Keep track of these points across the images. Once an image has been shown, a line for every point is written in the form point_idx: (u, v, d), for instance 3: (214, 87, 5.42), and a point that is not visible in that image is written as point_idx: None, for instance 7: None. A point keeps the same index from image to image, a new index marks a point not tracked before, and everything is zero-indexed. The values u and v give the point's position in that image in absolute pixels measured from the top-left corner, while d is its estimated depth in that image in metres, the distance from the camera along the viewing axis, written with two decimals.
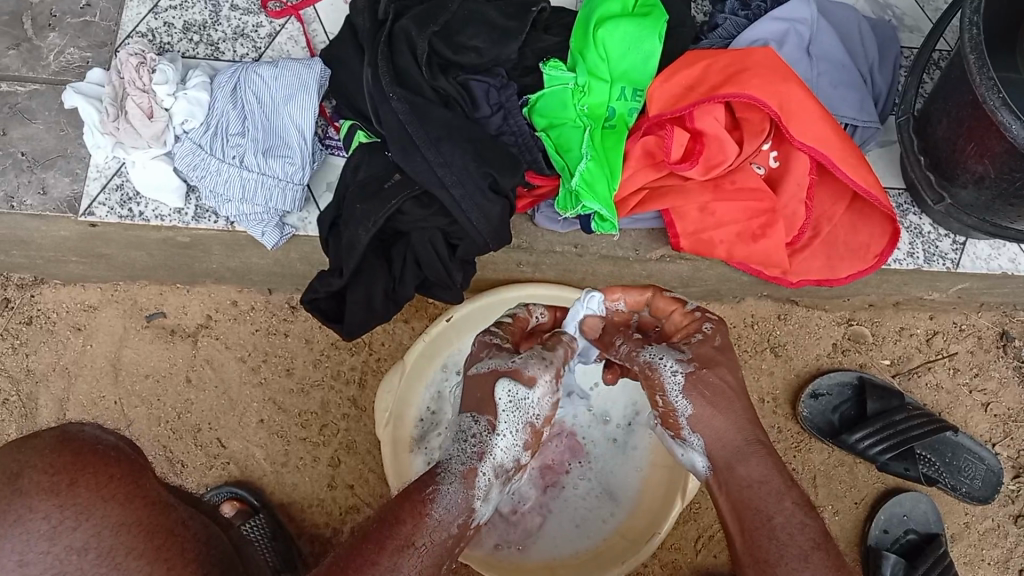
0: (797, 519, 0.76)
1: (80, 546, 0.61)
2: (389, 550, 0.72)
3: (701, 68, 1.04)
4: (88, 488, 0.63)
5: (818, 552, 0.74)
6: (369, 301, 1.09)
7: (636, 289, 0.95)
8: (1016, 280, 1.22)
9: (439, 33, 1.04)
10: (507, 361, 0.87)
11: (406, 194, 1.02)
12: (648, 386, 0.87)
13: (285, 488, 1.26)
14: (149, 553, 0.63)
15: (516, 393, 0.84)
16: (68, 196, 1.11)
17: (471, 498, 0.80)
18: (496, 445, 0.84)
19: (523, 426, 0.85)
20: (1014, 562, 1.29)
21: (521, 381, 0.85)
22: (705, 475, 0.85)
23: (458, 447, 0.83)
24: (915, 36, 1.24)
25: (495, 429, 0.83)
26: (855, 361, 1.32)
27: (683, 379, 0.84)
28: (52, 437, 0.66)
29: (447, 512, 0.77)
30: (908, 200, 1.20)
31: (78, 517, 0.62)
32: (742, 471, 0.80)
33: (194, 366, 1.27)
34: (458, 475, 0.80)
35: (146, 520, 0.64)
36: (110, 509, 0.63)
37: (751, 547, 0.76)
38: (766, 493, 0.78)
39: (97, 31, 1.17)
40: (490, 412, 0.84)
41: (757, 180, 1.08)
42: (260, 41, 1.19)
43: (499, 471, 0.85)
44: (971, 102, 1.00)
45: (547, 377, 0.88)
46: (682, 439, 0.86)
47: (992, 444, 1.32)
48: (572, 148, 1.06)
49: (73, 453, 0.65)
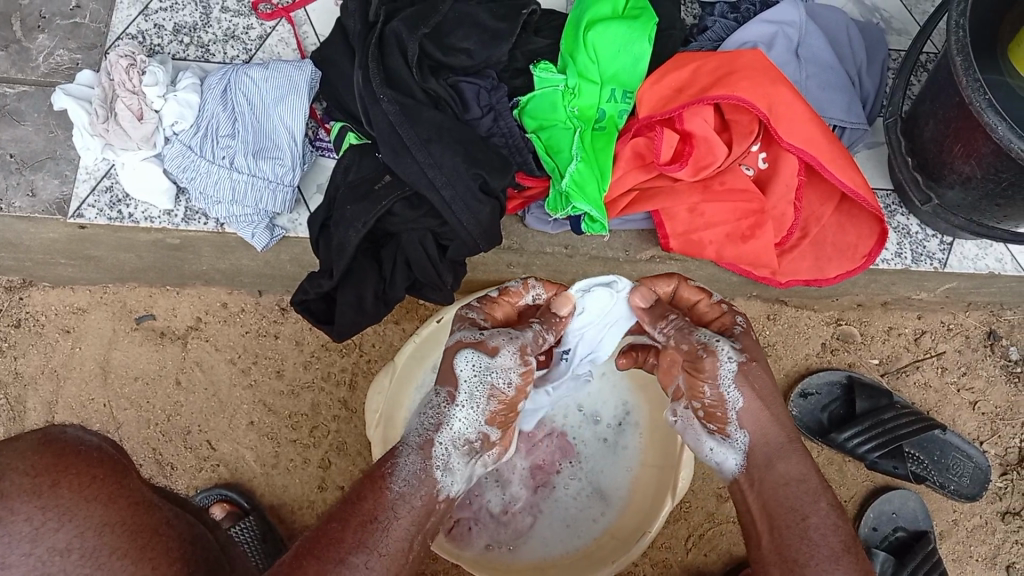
0: (831, 519, 0.77)
1: (63, 547, 0.61)
2: (354, 526, 0.73)
3: (690, 70, 1.05)
4: (71, 489, 0.63)
5: (848, 555, 0.74)
6: (360, 302, 1.08)
7: (663, 277, 0.97)
8: (1003, 280, 1.24)
9: (430, 35, 1.04)
10: (474, 334, 0.88)
11: (397, 195, 1.02)
12: (695, 364, 0.87)
13: (275, 490, 1.25)
14: (133, 552, 0.63)
15: (478, 362, 0.85)
16: (57, 198, 1.11)
17: (432, 468, 0.81)
18: (454, 416, 0.84)
19: (484, 397, 0.85)
20: (1002, 558, 1.30)
21: (484, 352, 0.86)
22: (735, 474, 0.85)
23: (420, 419, 0.85)
24: (903, 38, 1.25)
25: (453, 399, 0.84)
26: (844, 361, 1.33)
27: (737, 368, 0.86)
28: (33, 439, 0.66)
29: (406, 484, 0.79)
30: (896, 201, 1.21)
31: (61, 518, 0.62)
32: (782, 468, 0.81)
33: (183, 369, 1.27)
34: (415, 447, 0.82)
35: (130, 520, 0.65)
36: (92, 510, 0.63)
37: (779, 546, 0.76)
38: (802, 492, 0.79)
39: (87, 33, 1.17)
40: (449, 383, 0.85)
41: (746, 181, 1.08)
42: (251, 43, 1.18)
43: (460, 444, 0.84)
44: (957, 103, 1.01)
45: (510, 349, 0.87)
46: (725, 436, 0.86)
47: (979, 442, 1.33)
48: (562, 150, 1.06)
49: (55, 454, 0.65)
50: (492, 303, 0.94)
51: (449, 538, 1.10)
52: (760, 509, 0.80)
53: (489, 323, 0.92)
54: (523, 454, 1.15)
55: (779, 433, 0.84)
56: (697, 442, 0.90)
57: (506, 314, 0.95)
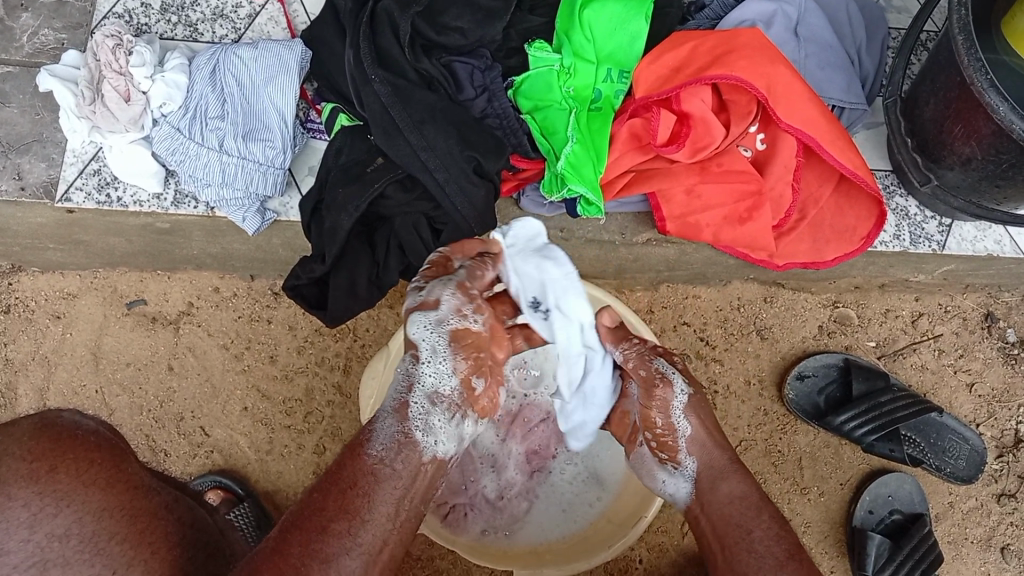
0: (774, 531, 0.80)
1: (61, 533, 0.60)
2: (334, 496, 0.75)
3: (688, 50, 1.03)
4: (70, 475, 0.62)
5: (792, 562, 0.77)
6: (352, 285, 1.07)
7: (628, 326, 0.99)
8: (1001, 262, 1.23)
9: (422, 13, 1.01)
10: (417, 297, 0.86)
11: (389, 177, 1.01)
12: (648, 391, 0.90)
13: (270, 475, 1.25)
14: (132, 537, 0.63)
15: (431, 320, 0.84)
16: (44, 182, 1.09)
17: (410, 430, 0.81)
18: (423, 372, 0.83)
19: (449, 351, 0.84)
20: (996, 540, 1.30)
21: (429, 309, 0.84)
22: (688, 502, 0.88)
23: (392, 388, 0.85)
24: (903, 16, 1.23)
25: (416, 358, 0.84)
26: (841, 343, 1.32)
27: (687, 402, 0.90)
28: (29, 425, 0.65)
29: (384, 447, 0.80)
30: (894, 182, 1.19)
31: (59, 503, 0.61)
32: (725, 488, 0.85)
33: (176, 354, 1.26)
34: (391, 411, 0.82)
35: (128, 505, 0.65)
36: (90, 496, 0.63)
37: (731, 563, 0.80)
38: (745, 508, 0.83)
39: (72, 12, 1.14)
40: (409, 346, 0.85)
41: (744, 162, 1.07)
42: (239, 22, 1.16)
43: (438, 400, 0.84)
44: (959, 83, 1.00)
45: (451, 296, 0.85)
46: (676, 465, 0.89)
47: (976, 424, 1.33)
48: (557, 130, 1.05)
49: (52, 438, 0.64)
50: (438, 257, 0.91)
51: (444, 524, 1.12)
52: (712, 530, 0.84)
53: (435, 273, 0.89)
54: (518, 439, 1.14)
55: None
56: (645, 468, 0.92)
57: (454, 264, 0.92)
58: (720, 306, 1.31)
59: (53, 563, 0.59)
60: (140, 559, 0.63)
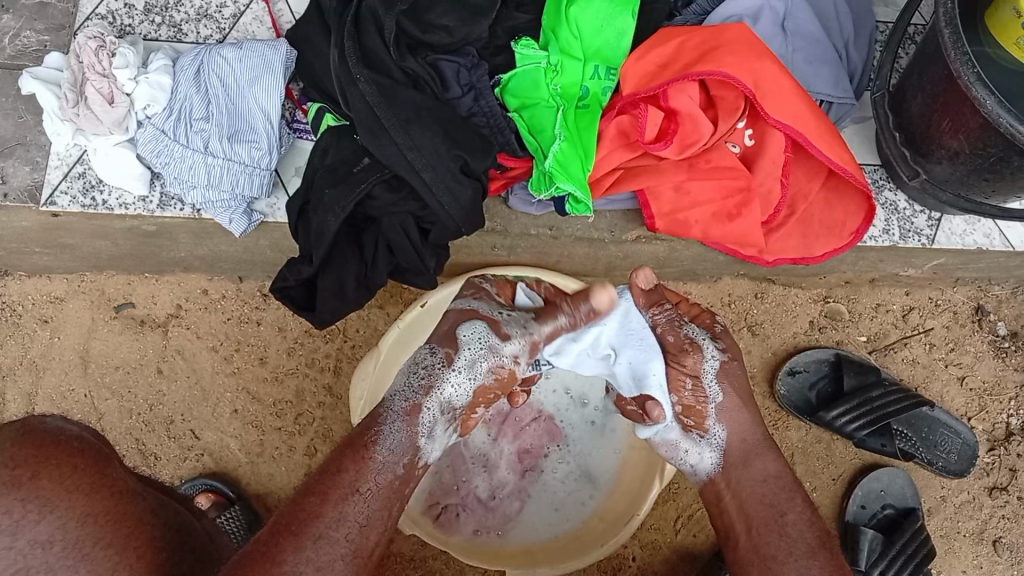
0: (806, 515, 0.83)
1: (45, 539, 0.59)
2: (334, 499, 0.75)
3: (674, 47, 1.03)
4: (52, 480, 0.61)
5: (822, 551, 0.80)
6: (340, 287, 1.06)
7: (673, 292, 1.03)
8: (991, 255, 1.23)
9: (407, 12, 1.01)
10: (490, 309, 0.91)
11: (377, 177, 1.00)
12: (677, 355, 0.93)
13: (261, 478, 1.24)
14: (118, 542, 0.63)
15: (487, 339, 0.88)
16: (28, 185, 1.08)
17: (415, 436, 0.84)
18: (448, 380, 0.86)
19: (483, 372, 0.87)
20: (989, 533, 1.30)
21: (494, 331, 0.88)
22: (710, 471, 0.91)
23: (409, 380, 0.85)
24: (890, 10, 1.23)
25: (451, 364, 0.86)
26: (832, 339, 1.32)
27: (718, 364, 0.93)
28: (13, 430, 0.64)
29: (390, 452, 0.81)
30: (883, 176, 1.19)
31: (42, 510, 0.60)
32: (760, 465, 0.88)
33: (164, 357, 1.25)
34: (401, 413, 0.83)
35: (113, 510, 0.64)
36: (74, 501, 0.62)
37: (756, 543, 0.82)
38: (778, 489, 0.85)
39: (55, 14, 1.13)
40: (450, 347, 0.86)
41: (732, 158, 1.07)
42: (224, 22, 1.15)
43: (446, 409, 0.87)
44: (945, 77, 1.00)
45: (521, 339, 0.90)
46: (703, 433, 0.91)
47: (967, 418, 1.33)
48: (544, 129, 1.04)
49: (34, 445, 0.62)
50: (504, 281, 0.97)
51: (437, 524, 1.10)
52: (737, 509, 0.86)
53: (502, 299, 0.95)
54: (509, 439, 1.14)
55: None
56: (670, 446, 0.93)
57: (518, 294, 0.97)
58: (709, 302, 1.31)
59: (37, 569, 0.59)
60: (126, 563, 0.63)
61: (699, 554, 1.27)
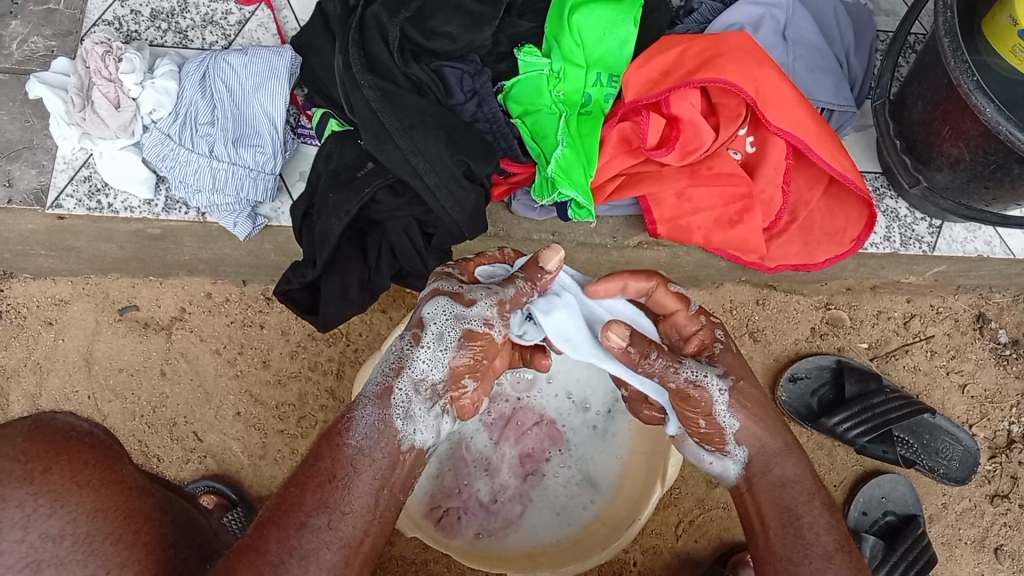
0: (824, 520, 0.79)
1: (55, 534, 0.59)
2: (313, 488, 0.74)
3: (676, 54, 1.04)
4: (63, 475, 0.61)
5: (841, 553, 0.77)
6: (344, 291, 1.07)
7: (642, 276, 0.91)
8: (992, 263, 1.23)
9: (411, 19, 1.01)
10: (452, 285, 0.85)
11: (380, 182, 1.01)
12: (686, 402, 0.84)
13: (263, 481, 1.24)
14: (127, 537, 0.63)
15: (453, 310, 0.82)
16: (35, 188, 1.09)
17: (390, 419, 0.79)
18: (417, 357, 0.81)
19: (454, 343, 0.82)
20: (991, 540, 1.30)
21: (458, 301, 0.83)
22: (734, 482, 0.86)
23: (381, 370, 0.83)
24: (891, 19, 1.24)
25: (418, 340, 0.82)
26: (833, 345, 1.33)
27: (728, 397, 0.84)
28: (24, 425, 0.63)
29: (364, 437, 0.78)
30: (884, 183, 1.20)
31: (53, 504, 0.59)
32: (779, 471, 0.83)
33: (168, 360, 1.25)
34: (373, 398, 0.80)
35: (123, 506, 0.64)
36: (84, 496, 0.62)
37: (776, 544, 0.79)
38: (796, 493, 0.81)
39: (62, 19, 1.14)
40: (416, 326, 0.83)
41: (733, 165, 1.08)
42: (229, 28, 1.16)
43: (422, 387, 0.81)
44: (946, 85, 1.00)
45: (488, 301, 0.84)
46: (723, 452, 0.86)
47: (969, 425, 1.33)
48: (547, 135, 1.05)
49: (46, 440, 0.62)
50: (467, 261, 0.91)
51: (438, 528, 1.11)
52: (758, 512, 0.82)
53: (466, 278, 0.89)
54: (511, 442, 1.16)
55: (778, 438, 0.84)
56: (694, 457, 0.90)
57: (482, 271, 0.91)
58: (711, 308, 1.31)
59: (47, 564, 0.58)
60: (134, 559, 0.63)
61: (700, 560, 1.27)
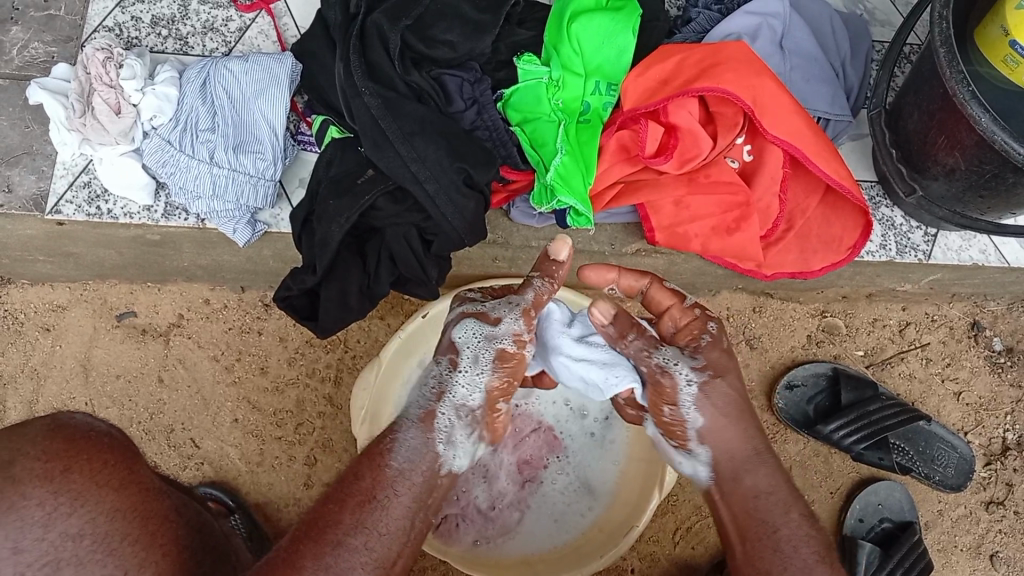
0: (802, 530, 0.79)
1: (75, 532, 0.64)
2: (351, 508, 0.74)
3: (675, 62, 1.04)
4: (83, 474, 0.66)
5: (822, 566, 0.76)
6: (344, 298, 1.07)
7: (633, 273, 0.94)
8: (986, 271, 1.24)
9: (412, 27, 1.02)
10: (475, 306, 0.91)
11: (380, 190, 1.01)
12: (655, 388, 0.89)
13: (261, 487, 1.24)
14: (144, 538, 0.67)
15: (481, 331, 0.88)
16: (34, 194, 1.09)
17: (433, 443, 0.82)
18: (456, 382, 0.86)
19: (489, 367, 0.87)
20: (986, 547, 1.30)
21: (484, 321, 0.88)
22: (706, 485, 0.87)
23: (421, 394, 0.87)
24: (887, 29, 1.25)
25: (455, 366, 0.87)
26: (829, 353, 1.33)
27: (697, 390, 0.88)
28: (43, 426, 0.68)
29: (406, 460, 0.80)
30: (880, 192, 1.21)
31: (73, 503, 0.64)
32: (750, 482, 0.83)
33: (166, 366, 1.25)
34: (416, 420, 0.84)
35: (140, 506, 0.68)
36: (104, 496, 0.66)
37: (754, 557, 0.78)
38: (773, 504, 0.81)
39: (62, 26, 1.15)
40: (450, 351, 0.88)
41: (731, 173, 1.08)
42: (230, 35, 1.17)
43: (462, 412, 0.86)
44: (941, 95, 1.01)
45: (512, 317, 0.89)
46: (687, 450, 0.89)
47: (964, 432, 1.34)
48: (546, 142, 1.05)
49: (66, 440, 0.67)
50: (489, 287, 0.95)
51: (437, 534, 1.10)
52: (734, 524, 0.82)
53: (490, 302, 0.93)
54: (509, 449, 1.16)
55: (752, 445, 0.86)
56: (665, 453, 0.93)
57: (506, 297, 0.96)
58: None
59: (67, 561, 0.63)
60: (151, 560, 0.66)
61: (698, 567, 1.27)
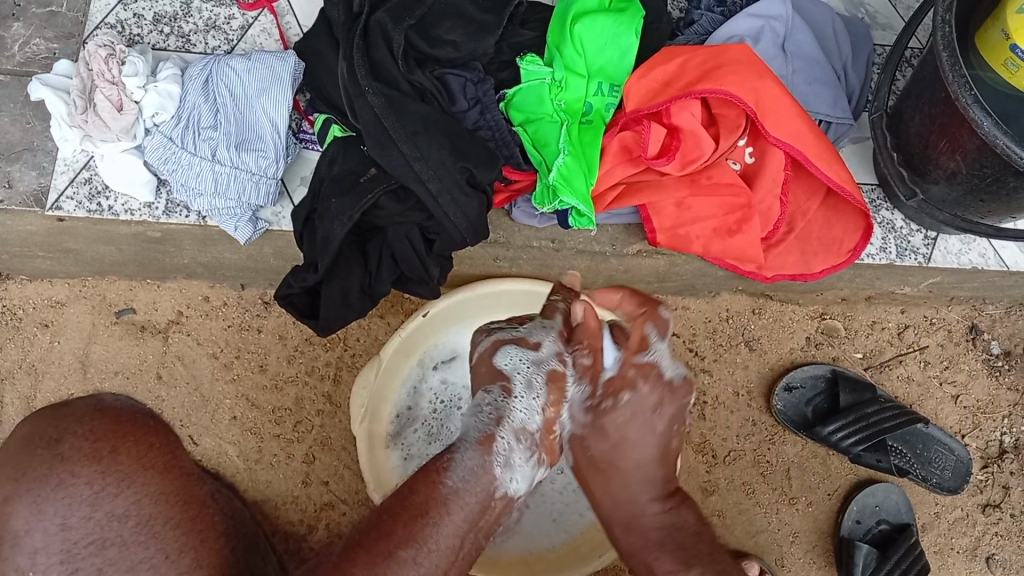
0: None
1: (121, 514, 0.51)
2: (405, 520, 0.71)
3: (678, 64, 1.04)
4: (131, 456, 0.54)
5: None
6: (345, 296, 1.07)
7: (636, 299, 0.96)
8: (985, 275, 1.25)
9: (415, 27, 1.02)
10: (510, 332, 0.93)
11: (383, 188, 1.01)
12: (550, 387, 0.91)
13: (259, 485, 1.24)
14: (185, 525, 0.53)
15: (524, 357, 0.90)
16: (34, 190, 1.09)
17: (490, 465, 0.81)
18: (514, 407, 0.87)
19: (540, 392, 0.89)
20: (982, 550, 1.31)
21: (526, 348, 0.91)
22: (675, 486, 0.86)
23: (477, 419, 0.86)
24: (888, 33, 1.26)
25: (511, 392, 0.88)
26: (828, 355, 1.34)
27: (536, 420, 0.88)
28: (90, 404, 0.56)
29: (463, 479, 0.78)
30: (880, 196, 1.21)
31: (121, 483, 0.52)
32: None
33: (165, 363, 1.25)
34: (475, 442, 0.83)
35: (184, 491, 0.54)
36: (149, 479, 0.53)
37: None
38: None
39: (64, 22, 1.14)
40: (502, 380, 0.89)
41: (733, 175, 1.08)
42: (232, 33, 1.17)
43: (523, 436, 0.86)
44: (943, 99, 1.02)
45: (552, 342, 0.92)
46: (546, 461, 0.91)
47: (961, 435, 1.34)
48: (549, 143, 1.05)
49: (113, 420, 0.55)
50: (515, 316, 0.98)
51: None
52: None
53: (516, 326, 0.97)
54: None
55: None
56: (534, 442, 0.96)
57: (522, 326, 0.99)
58: (708, 317, 1.32)
59: (111, 544, 0.50)
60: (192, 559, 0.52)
61: None
